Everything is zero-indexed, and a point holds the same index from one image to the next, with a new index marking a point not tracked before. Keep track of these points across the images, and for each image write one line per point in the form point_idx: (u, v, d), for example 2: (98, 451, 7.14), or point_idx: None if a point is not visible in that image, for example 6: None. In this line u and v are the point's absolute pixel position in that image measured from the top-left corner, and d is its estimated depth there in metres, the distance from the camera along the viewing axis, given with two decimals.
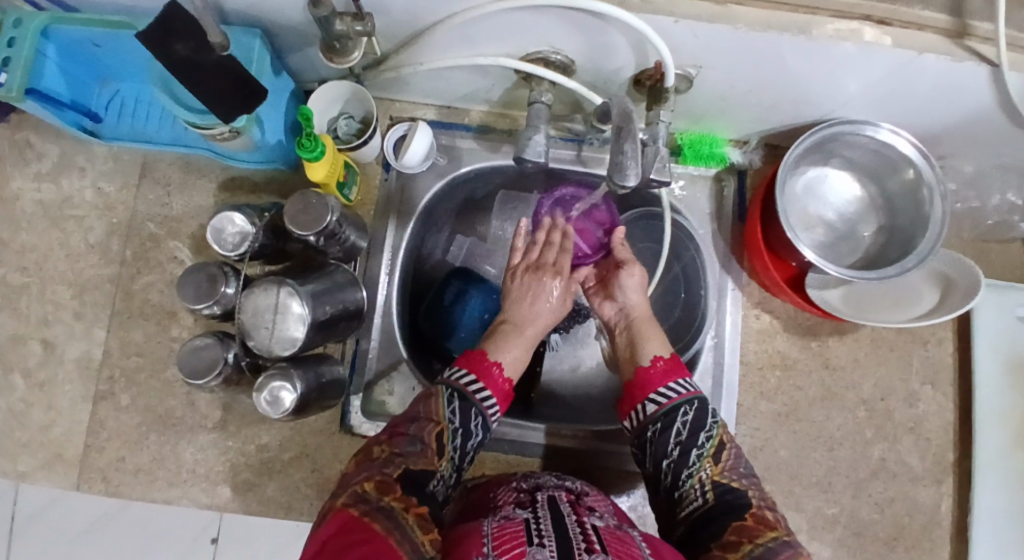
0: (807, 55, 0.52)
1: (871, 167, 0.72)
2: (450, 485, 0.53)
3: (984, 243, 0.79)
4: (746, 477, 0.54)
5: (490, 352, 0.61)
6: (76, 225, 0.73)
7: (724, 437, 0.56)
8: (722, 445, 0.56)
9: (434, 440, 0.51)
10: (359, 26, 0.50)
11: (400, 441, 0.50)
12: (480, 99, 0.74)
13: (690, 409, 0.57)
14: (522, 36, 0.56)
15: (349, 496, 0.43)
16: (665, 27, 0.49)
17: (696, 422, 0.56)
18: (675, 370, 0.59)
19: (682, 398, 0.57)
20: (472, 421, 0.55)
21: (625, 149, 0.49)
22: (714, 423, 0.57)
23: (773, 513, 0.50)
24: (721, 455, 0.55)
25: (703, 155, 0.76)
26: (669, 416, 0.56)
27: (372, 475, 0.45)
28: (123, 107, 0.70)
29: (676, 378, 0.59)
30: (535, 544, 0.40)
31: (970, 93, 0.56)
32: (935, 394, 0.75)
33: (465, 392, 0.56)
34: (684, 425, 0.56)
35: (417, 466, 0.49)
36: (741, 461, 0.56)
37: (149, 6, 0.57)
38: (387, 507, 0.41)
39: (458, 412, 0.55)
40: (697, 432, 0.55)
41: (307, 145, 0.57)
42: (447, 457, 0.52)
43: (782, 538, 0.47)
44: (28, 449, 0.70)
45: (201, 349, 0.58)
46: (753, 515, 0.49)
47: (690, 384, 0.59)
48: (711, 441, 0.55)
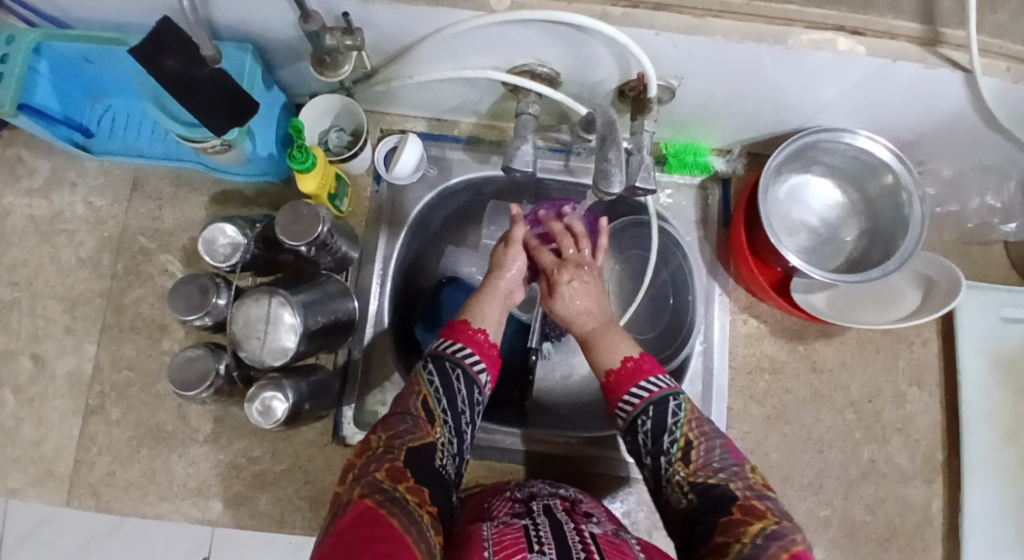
0: (787, 65, 0.54)
1: (852, 172, 0.74)
2: (453, 454, 0.55)
3: (965, 245, 0.81)
4: (724, 470, 0.52)
5: (474, 320, 0.62)
6: (68, 240, 0.74)
7: (691, 435, 0.54)
8: (689, 444, 0.54)
9: (421, 411, 0.54)
10: (349, 40, 0.51)
11: (393, 423, 0.52)
12: (469, 111, 0.75)
13: (648, 417, 0.56)
14: (509, 49, 0.57)
15: (362, 488, 0.43)
16: (647, 39, 0.51)
17: (657, 426, 0.55)
18: (644, 369, 0.58)
19: (649, 399, 0.56)
20: (453, 381, 0.57)
21: (609, 157, 0.50)
22: (675, 423, 0.55)
23: (762, 502, 0.49)
24: (691, 454, 0.53)
25: (687, 164, 0.78)
26: (633, 425, 0.57)
27: (380, 464, 0.46)
28: (115, 122, 0.71)
29: (644, 377, 0.58)
30: (535, 550, 0.43)
31: (942, 99, 0.58)
32: (922, 394, 0.77)
33: (449, 358, 0.58)
34: (645, 435, 0.55)
35: (416, 441, 0.51)
36: (716, 452, 0.53)
37: (142, 22, 0.58)
38: (401, 500, 0.42)
39: (435, 372, 0.57)
40: (659, 437, 0.55)
41: (298, 157, 0.58)
42: (440, 423, 0.54)
43: (768, 529, 0.45)
44: (18, 466, 0.69)
45: (192, 359, 0.58)
46: (739, 507, 0.48)
47: (660, 381, 0.58)
48: (677, 445, 0.54)
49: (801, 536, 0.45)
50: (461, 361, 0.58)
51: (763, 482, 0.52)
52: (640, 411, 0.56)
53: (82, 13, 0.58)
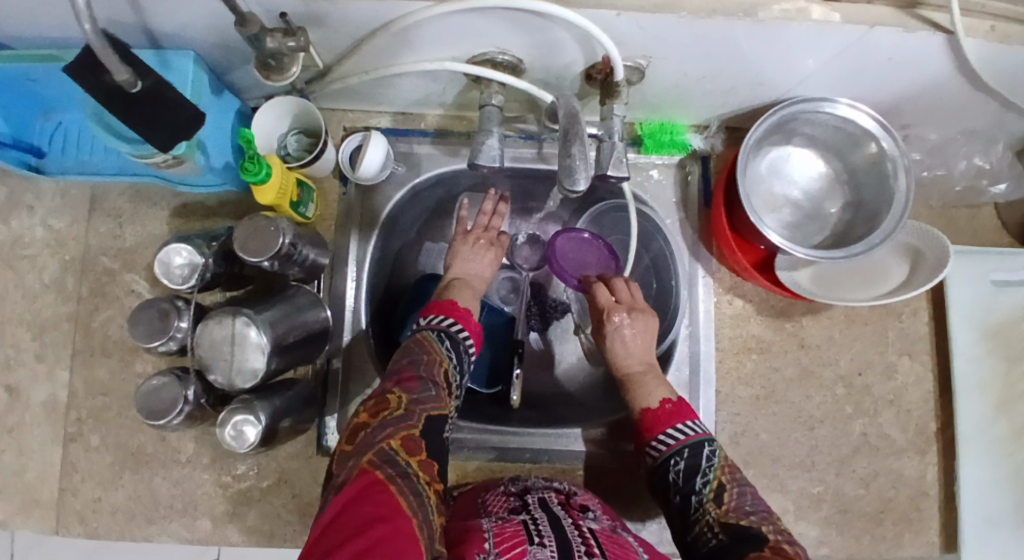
0: (762, 38, 0.51)
1: (834, 143, 0.71)
2: (455, 421, 0.55)
3: (953, 210, 0.79)
4: (755, 513, 0.51)
5: (459, 301, 0.63)
6: (29, 265, 0.71)
7: (723, 478, 0.55)
8: (722, 487, 0.54)
9: (442, 381, 0.53)
10: (291, 41, 0.48)
11: (414, 387, 0.51)
12: (434, 103, 0.72)
13: (681, 458, 0.56)
14: (466, 39, 0.54)
15: (376, 455, 0.42)
16: (610, 21, 0.48)
17: (692, 467, 0.55)
18: (674, 414, 0.59)
19: (684, 441, 0.57)
20: (465, 354, 0.59)
21: (574, 151, 0.48)
22: (709, 466, 0.55)
23: (793, 546, 0.46)
24: (723, 497, 0.53)
25: (664, 144, 0.74)
26: (665, 466, 0.57)
27: (396, 431, 0.46)
28: (66, 141, 0.68)
29: (681, 420, 0.59)
30: (535, 543, 0.43)
31: (926, 63, 0.55)
32: (912, 364, 0.76)
33: (459, 341, 0.59)
34: (677, 474, 0.55)
35: (435, 411, 0.50)
36: (747, 498, 0.53)
37: (77, 35, 0.55)
38: (414, 476, 0.42)
39: (451, 350, 0.57)
40: (693, 476, 0.55)
41: (251, 169, 0.55)
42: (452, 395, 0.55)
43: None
44: (2, 497, 0.68)
45: (159, 387, 0.56)
46: (771, 547, 0.46)
47: (692, 426, 0.59)
48: (709, 485, 0.54)
49: None
50: (463, 346, 0.59)
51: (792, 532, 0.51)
52: (675, 452, 0.57)
53: (11, 29, 0.54)
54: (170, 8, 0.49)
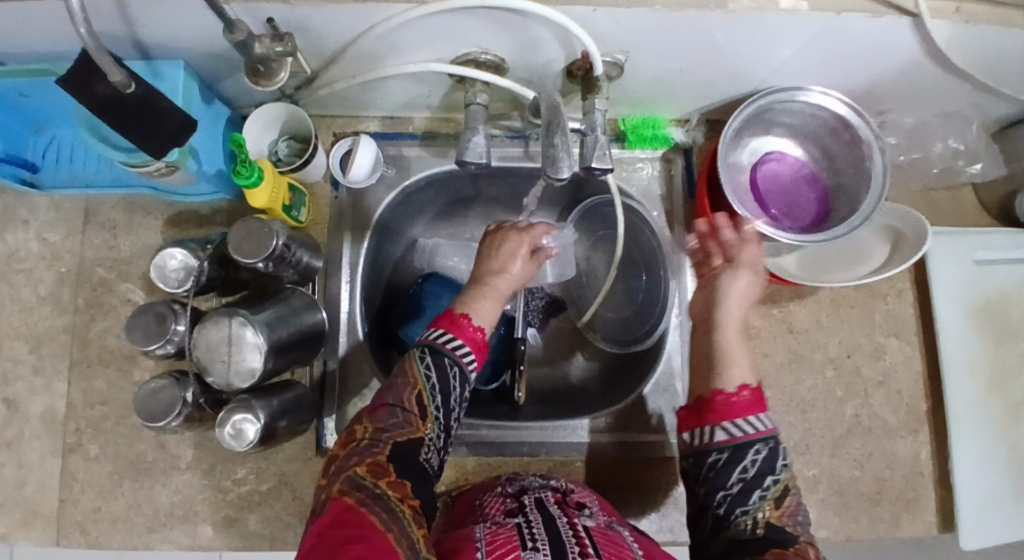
0: (737, 28, 0.53)
1: (813, 131, 0.73)
2: (440, 448, 0.54)
3: (932, 193, 0.80)
4: (804, 526, 0.49)
5: (460, 308, 0.59)
6: (25, 279, 0.72)
7: (789, 486, 0.51)
8: (785, 492, 0.50)
9: (415, 405, 0.52)
10: (280, 47, 0.50)
11: (381, 416, 0.51)
12: (421, 105, 0.74)
13: (763, 449, 0.52)
14: (449, 40, 0.56)
15: (342, 485, 0.43)
16: (586, 16, 0.49)
17: (766, 463, 0.51)
18: (752, 406, 0.54)
19: (757, 435, 0.53)
20: (451, 377, 0.55)
21: (557, 142, 0.49)
22: (783, 469, 0.52)
23: None
24: (783, 501, 0.50)
25: (647, 138, 0.76)
26: (738, 454, 0.52)
27: (361, 459, 0.46)
28: (59, 155, 0.69)
29: (753, 414, 0.54)
30: (528, 548, 0.43)
31: (894, 48, 0.57)
32: (900, 345, 0.77)
33: (448, 353, 0.56)
34: (751, 464, 0.51)
35: (403, 437, 0.49)
36: (801, 513, 0.50)
37: (68, 49, 0.57)
38: (382, 496, 0.42)
39: (433, 367, 0.54)
40: (765, 472, 0.51)
41: (243, 172, 0.56)
42: (432, 419, 0.53)
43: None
44: (2, 511, 0.68)
45: (158, 390, 0.57)
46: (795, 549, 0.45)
47: (760, 424, 0.53)
48: (777, 487, 0.50)
49: None
50: (459, 357, 0.56)
51: None
52: (752, 441, 0.52)
53: (5, 45, 0.56)
54: (159, 20, 0.50)
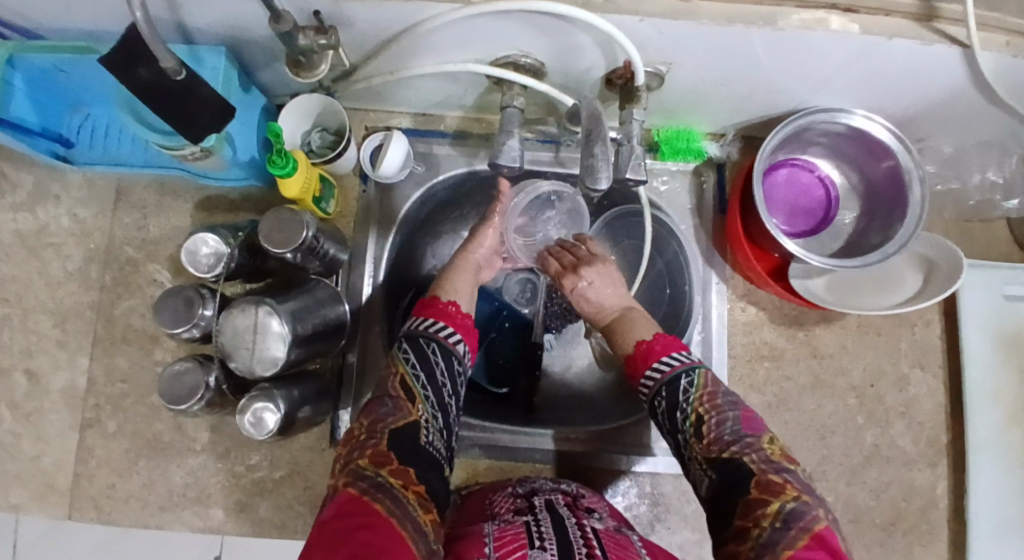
0: (782, 46, 0.52)
1: (850, 154, 0.72)
2: (440, 429, 0.54)
3: (966, 224, 0.79)
4: (737, 442, 0.51)
5: (443, 296, 0.64)
6: (54, 253, 0.73)
7: (701, 409, 0.54)
8: (699, 419, 0.54)
9: (401, 391, 0.53)
10: (323, 39, 0.50)
11: (374, 408, 0.51)
12: (455, 105, 0.74)
13: (664, 397, 0.57)
14: (490, 42, 0.55)
15: (347, 477, 0.43)
16: (632, 26, 0.49)
17: (671, 403, 0.56)
18: (657, 350, 0.60)
19: (662, 379, 0.58)
20: (430, 355, 0.57)
21: (595, 151, 0.49)
22: (686, 399, 0.55)
23: (777, 474, 0.47)
24: (704, 428, 0.53)
25: (681, 151, 0.76)
26: (653, 406, 0.58)
27: (364, 450, 0.46)
28: (95, 132, 0.70)
29: (666, 354, 0.60)
30: (535, 546, 0.43)
31: (942, 75, 0.56)
32: (924, 376, 0.76)
33: (425, 334, 0.59)
34: (665, 412, 0.57)
35: (399, 422, 0.50)
36: (728, 425, 0.53)
37: (113, 28, 0.57)
38: (386, 484, 0.42)
39: (413, 351, 0.57)
40: (675, 413, 0.56)
41: (278, 162, 0.56)
42: (421, 399, 0.54)
43: (787, 508, 0.44)
44: (19, 481, 0.69)
45: (181, 373, 0.57)
46: (755, 487, 0.47)
47: (680, 357, 0.59)
48: (689, 421, 0.54)
49: (817, 513, 0.44)
50: (436, 335, 0.59)
51: (781, 451, 0.50)
52: (658, 390, 0.58)
53: (52, 21, 0.56)
54: (207, 5, 0.50)
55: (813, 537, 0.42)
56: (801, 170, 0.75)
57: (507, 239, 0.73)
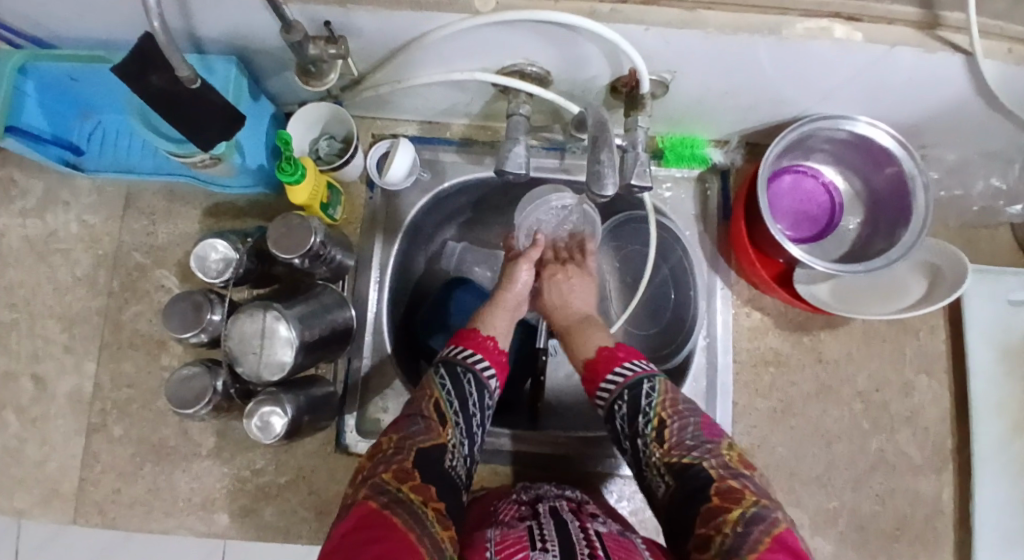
0: (785, 54, 0.52)
1: (854, 161, 0.73)
2: (464, 456, 0.55)
3: (971, 230, 0.79)
4: (697, 447, 0.54)
5: (482, 329, 0.66)
6: (62, 259, 0.73)
7: (663, 414, 0.56)
8: (662, 423, 0.56)
9: (433, 413, 0.54)
10: (333, 49, 0.50)
11: (403, 426, 0.52)
12: (461, 113, 0.74)
13: (624, 402, 0.58)
14: (496, 51, 0.56)
15: (368, 490, 0.43)
16: (638, 35, 0.49)
17: (633, 408, 0.57)
18: (618, 357, 0.62)
19: (625, 383, 0.59)
20: (465, 383, 0.58)
21: (602, 157, 0.49)
22: (649, 404, 0.57)
23: (738, 480, 0.50)
24: (666, 434, 0.55)
25: (685, 158, 0.76)
26: (612, 411, 0.59)
27: (388, 465, 0.46)
28: (105, 140, 0.71)
29: (620, 362, 0.61)
30: (538, 548, 0.43)
31: (945, 83, 0.56)
32: (930, 382, 0.76)
33: (460, 362, 0.60)
34: (623, 419, 0.58)
35: (427, 442, 0.50)
36: (688, 430, 0.55)
37: (124, 37, 0.58)
38: (405, 500, 0.42)
39: (447, 378, 0.58)
40: (636, 418, 0.57)
41: (288, 169, 0.57)
42: (452, 424, 0.55)
43: (747, 513, 0.46)
44: (24, 486, 0.69)
45: (190, 377, 0.57)
46: (716, 492, 0.49)
47: (633, 365, 0.61)
48: (651, 425, 0.56)
49: (780, 513, 0.47)
50: (472, 366, 0.60)
51: (739, 457, 0.53)
52: (618, 395, 0.59)
53: (64, 30, 0.57)
54: (218, 15, 0.51)
55: (776, 539, 0.44)
56: (806, 176, 0.76)
57: (518, 235, 0.78)
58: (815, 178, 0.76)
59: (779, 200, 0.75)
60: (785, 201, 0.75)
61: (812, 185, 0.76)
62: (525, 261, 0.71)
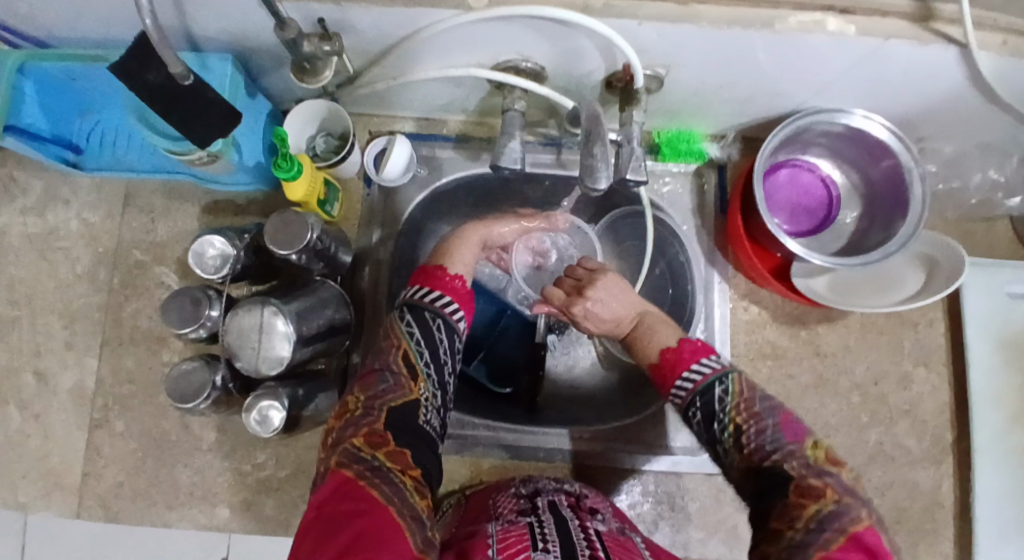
0: (779, 48, 0.52)
1: (851, 155, 0.73)
2: (438, 407, 0.54)
3: (969, 223, 0.79)
4: (778, 449, 0.47)
5: (447, 267, 0.64)
6: (63, 255, 0.74)
7: (740, 416, 0.50)
8: (740, 425, 0.50)
9: (402, 365, 0.53)
10: (327, 46, 0.50)
11: (371, 383, 0.51)
12: (458, 108, 0.75)
13: (698, 406, 0.54)
14: (491, 47, 0.56)
15: (340, 458, 0.43)
16: (631, 29, 0.49)
17: (708, 412, 0.53)
18: (683, 358, 0.57)
19: (695, 390, 0.55)
20: (433, 329, 0.57)
21: (595, 152, 0.49)
22: (726, 403, 0.52)
23: (823, 479, 0.44)
24: (745, 432, 0.50)
25: (681, 153, 0.76)
26: (689, 411, 0.55)
27: (358, 428, 0.46)
28: (103, 138, 0.71)
29: (689, 364, 0.57)
30: (539, 549, 0.43)
31: (940, 76, 0.56)
32: (928, 375, 0.76)
33: (427, 307, 0.59)
34: (700, 420, 0.54)
35: (398, 400, 0.50)
36: (768, 433, 0.48)
37: (121, 35, 0.58)
38: (380, 468, 0.42)
39: (413, 322, 0.57)
40: (711, 423, 0.52)
41: (283, 166, 0.57)
42: (423, 377, 0.54)
43: (825, 510, 0.41)
44: (28, 480, 0.70)
45: (189, 372, 0.58)
46: (798, 490, 0.43)
47: (709, 363, 0.56)
48: (728, 428, 0.51)
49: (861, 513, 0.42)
50: (439, 308, 0.59)
51: (829, 457, 0.46)
52: (693, 398, 0.55)
53: (62, 29, 0.58)
54: (214, 14, 0.51)
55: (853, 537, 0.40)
56: (804, 167, 0.76)
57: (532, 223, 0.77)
58: (813, 172, 0.76)
59: (777, 190, 0.75)
60: (782, 191, 0.75)
61: (810, 177, 0.76)
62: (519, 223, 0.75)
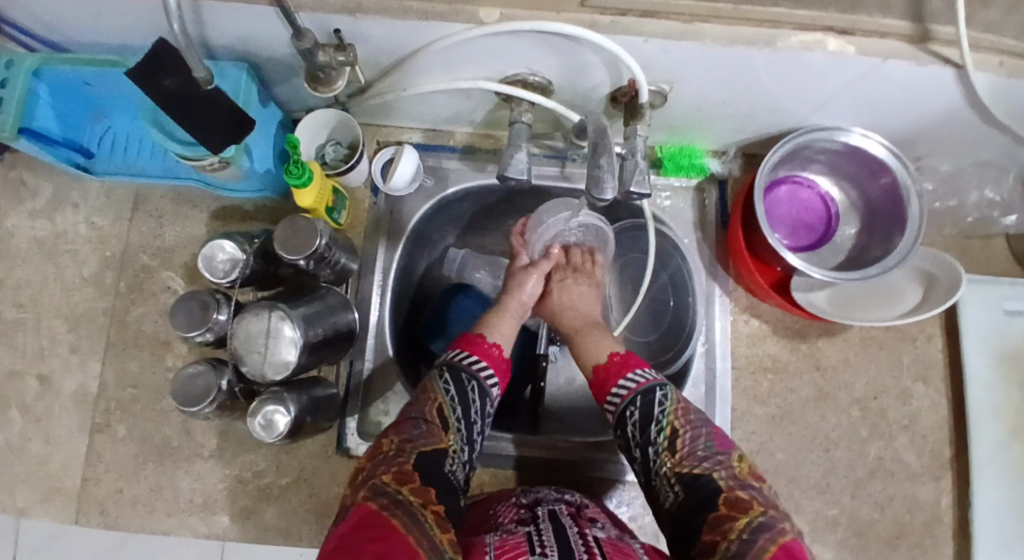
0: (780, 67, 0.54)
1: (850, 172, 0.74)
2: (464, 462, 0.55)
3: (966, 240, 0.80)
4: (707, 459, 0.53)
5: (488, 335, 0.65)
6: (71, 259, 0.75)
7: (676, 424, 0.56)
8: (675, 433, 0.55)
9: (436, 417, 0.54)
10: (342, 56, 0.51)
11: (405, 429, 0.52)
12: (465, 120, 0.76)
13: (635, 408, 0.58)
14: (500, 61, 0.58)
15: (367, 491, 0.44)
16: (636, 46, 0.51)
17: (645, 417, 0.57)
18: (629, 363, 0.62)
19: (636, 390, 0.59)
20: (468, 390, 0.58)
21: (602, 164, 0.51)
22: (661, 412, 0.56)
23: (746, 492, 0.50)
24: (677, 443, 0.55)
25: (683, 167, 0.78)
26: (623, 416, 0.59)
27: (389, 467, 0.47)
28: (115, 143, 0.72)
29: (631, 370, 0.61)
30: (536, 554, 0.44)
31: (936, 95, 0.58)
32: (927, 391, 0.76)
33: (465, 369, 0.60)
34: (634, 426, 0.57)
35: (427, 447, 0.51)
36: (700, 441, 0.55)
37: (137, 42, 0.59)
38: (405, 502, 0.42)
39: (451, 382, 0.58)
40: (647, 427, 0.56)
41: (294, 172, 0.58)
42: (453, 431, 0.55)
43: (755, 521, 0.46)
44: (27, 485, 0.69)
45: (195, 376, 0.59)
46: (725, 502, 0.49)
47: (643, 374, 0.61)
48: (663, 434, 0.55)
49: (787, 524, 0.47)
50: (476, 373, 0.60)
51: (748, 470, 0.53)
52: (629, 403, 0.59)
53: (80, 36, 0.59)
54: (231, 23, 0.53)
55: (782, 547, 0.44)
56: (804, 184, 0.77)
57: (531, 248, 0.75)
58: (813, 188, 0.78)
59: (778, 206, 0.76)
60: (783, 207, 0.77)
61: (810, 193, 0.77)
62: (536, 271, 0.72)
